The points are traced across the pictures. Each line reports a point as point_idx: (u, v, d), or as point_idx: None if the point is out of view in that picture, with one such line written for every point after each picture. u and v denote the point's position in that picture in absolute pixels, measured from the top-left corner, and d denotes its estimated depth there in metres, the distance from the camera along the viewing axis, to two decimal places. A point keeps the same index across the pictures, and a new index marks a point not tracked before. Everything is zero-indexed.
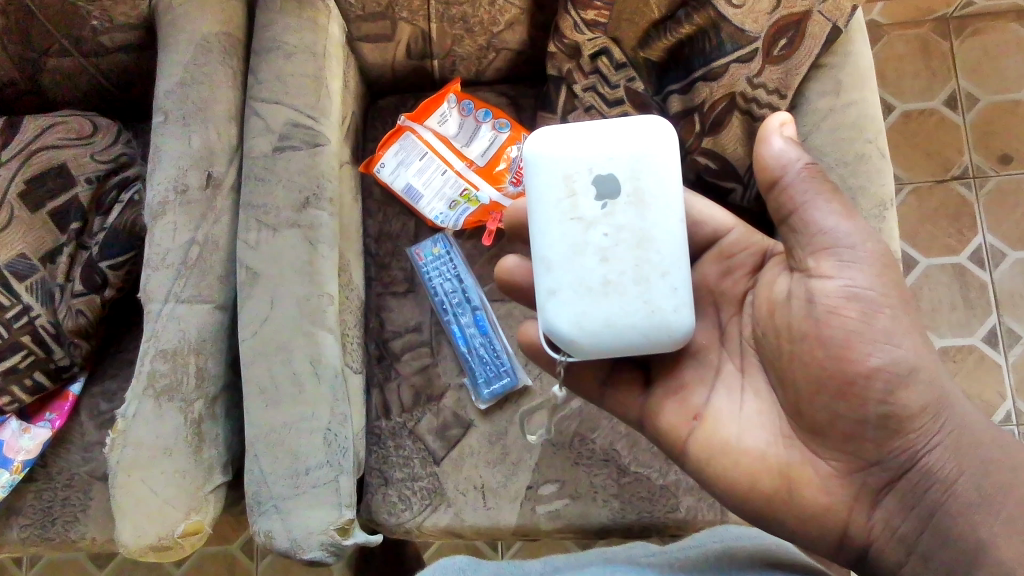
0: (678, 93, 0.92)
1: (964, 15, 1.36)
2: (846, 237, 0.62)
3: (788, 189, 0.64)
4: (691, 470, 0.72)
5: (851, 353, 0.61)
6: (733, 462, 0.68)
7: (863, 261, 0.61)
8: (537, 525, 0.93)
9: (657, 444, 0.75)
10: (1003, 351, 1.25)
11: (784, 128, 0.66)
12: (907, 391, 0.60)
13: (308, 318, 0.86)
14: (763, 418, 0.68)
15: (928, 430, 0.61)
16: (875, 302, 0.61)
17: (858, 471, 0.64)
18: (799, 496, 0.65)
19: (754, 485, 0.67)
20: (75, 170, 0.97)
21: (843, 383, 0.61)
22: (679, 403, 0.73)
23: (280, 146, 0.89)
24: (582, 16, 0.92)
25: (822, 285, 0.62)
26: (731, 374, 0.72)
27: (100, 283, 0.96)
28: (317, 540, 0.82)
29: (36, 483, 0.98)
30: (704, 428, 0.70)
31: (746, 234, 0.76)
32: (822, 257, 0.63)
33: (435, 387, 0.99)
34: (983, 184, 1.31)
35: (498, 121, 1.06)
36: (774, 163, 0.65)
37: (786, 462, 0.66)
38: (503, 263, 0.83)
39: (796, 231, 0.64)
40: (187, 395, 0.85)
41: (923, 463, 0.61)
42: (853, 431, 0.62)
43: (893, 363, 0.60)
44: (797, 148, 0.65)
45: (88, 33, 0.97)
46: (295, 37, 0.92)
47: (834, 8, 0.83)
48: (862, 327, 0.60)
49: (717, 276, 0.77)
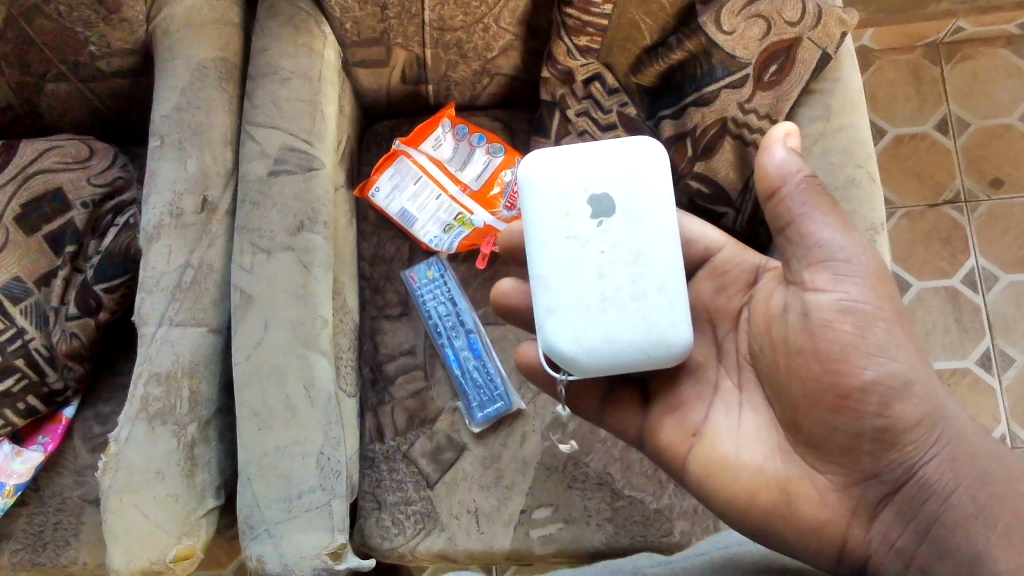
0: (671, 119, 0.94)
1: (953, 41, 1.38)
2: (841, 251, 0.62)
3: (785, 201, 0.64)
4: (689, 488, 0.71)
5: (845, 366, 0.61)
6: (732, 477, 0.67)
7: (857, 275, 0.62)
8: (531, 550, 0.93)
9: (657, 461, 0.74)
10: (997, 374, 1.26)
11: (788, 138, 0.66)
12: (902, 404, 0.61)
13: (302, 342, 0.86)
14: (761, 434, 0.68)
15: (923, 443, 0.61)
16: (870, 316, 0.61)
17: (856, 485, 0.64)
18: (798, 511, 0.65)
19: (753, 499, 0.66)
20: (71, 194, 0.98)
21: (838, 396, 0.61)
22: (677, 420, 0.72)
23: (275, 170, 0.90)
24: (575, 42, 0.93)
25: (817, 298, 0.62)
26: (729, 391, 0.72)
27: (94, 307, 0.96)
28: (309, 565, 0.82)
29: (28, 507, 0.98)
30: (703, 445, 0.70)
31: (737, 251, 0.77)
32: (818, 270, 0.63)
33: (429, 410, 0.99)
34: (975, 208, 1.32)
35: (492, 145, 1.07)
36: (775, 173, 0.65)
37: (784, 476, 0.66)
38: (499, 287, 0.84)
39: (792, 243, 0.64)
40: (180, 418, 0.84)
41: (920, 476, 0.61)
42: (849, 445, 0.62)
43: (888, 376, 0.60)
44: (798, 159, 0.65)
45: (86, 58, 0.98)
46: (291, 62, 0.93)
47: (823, 35, 0.85)
48: (856, 341, 0.61)
49: (712, 292, 0.77)
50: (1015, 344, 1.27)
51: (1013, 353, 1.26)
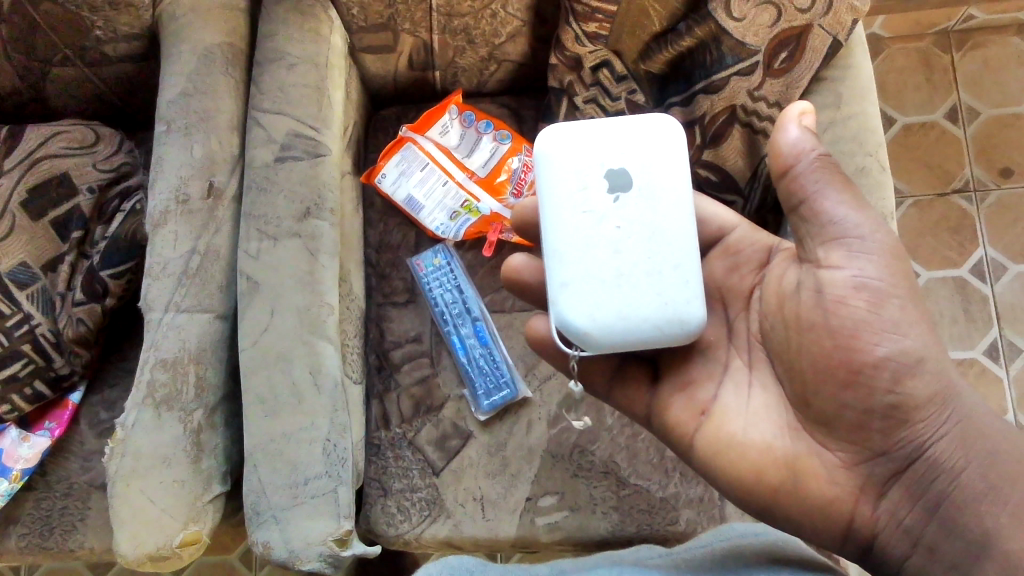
0: (679, 106, 0.93)
1: (965, 29, 1.37)
2: (855, 228, 0.62)
3: (799, 178, 0.64)
4: (696, 466, 0.71)
5: (857, 343, 0.61)
6: (739, 455, 0.67)
7: (872, 252, 0.61)
8: (536, 537, 0.93)
9: (664, 440, 0.74)
10: (1004, 365, 1.25)
11: (804, 116, 0.65)
12: (914, 380, 0.60)
13: (308, 328, 0.86)
14: (770, 411, 0.68)
15: (934, 420, 0.61)
16: (884, 292, 0.60)
17: (864, 462, 0.63)
18: (806, 488, 0.64)
19: (760, 477, 0.66)
20: (77, 179, 0.97)
21: (849, 372, 0.61)
22: (686, 399, 0.72)
23: (282, 156, 0.90)
24: (583, 28, 0.92)
25: (831, 275, 0.62)
26: (739, 369, 0.71)
27: (100, 292, 0.96)
28: (315, 551, 0.82)
29: (35, 492, 0.98)
30: (711, 424, 0.69)
31: (751, 230, 0.76)
32: (832, 247, 0.63)
33: (435, 397, 0.99)
34: (984, 198, 1.31)
35: (499, 132, 1.06)
36: (789, 151, 0.64)
37: (792, 453, 0.65)
38: (510, 263, 0.83)
39: (806, 221, 0.64)
40: (186, 405, 0.84)
41: (930, 453, 0.61)
42: (858, 422, 0.62)
43: (901, 353, 0.60)
44: (813, 138, 0.64)
45: (91, 43, 0.97)
46: (297, 48, 0.92)
47: (835, 22, 0.83)
48: (870, 318, 0.60)
49: (724, 271, 0.76)
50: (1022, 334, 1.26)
51: (1021, 343, 1.26)
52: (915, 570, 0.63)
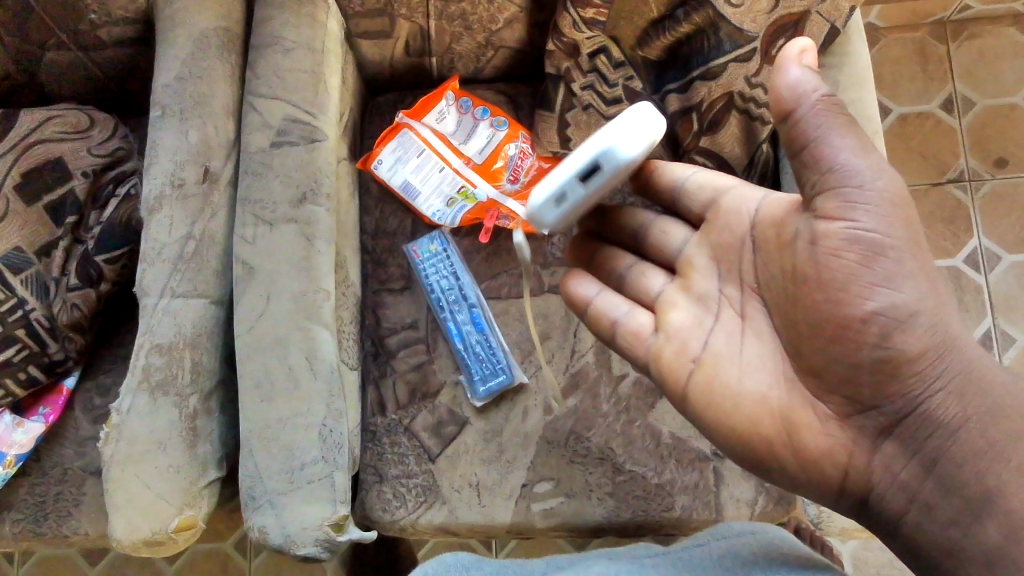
0: (677, 92, 0.92)
1: (961, 19, 1.37)
2: (855, 177, 0.59)
3: (797, 125, 0.60)
4: (689, 413, 0.72)
5: (848, 296, 0.60)
6: (733, 404, 0.68)
7: (871, 201, 0.59)
8: (532, 523, 0.93)
9: (657, 386, 0.75)
10: (997, 354, 1.26)
11: (803, 56, 0.61)
12: (906, 335, 0.59)
13: (305, 314, 0.86)
14: (765, 361, 0.68)
15: (930, 374, 0.60)
16: (880, 244, 0.58)
17: (857, 415, 0.63)
18: (798, 436, 0.65)
19: (754, 426, 0.67)
20: (72, 163, 0.97)
21: (838, 326, 0.60)
22: (677, 346, 0.72)
23: (278, 141, 0.89)
24: (581, 14, 0.91)
25: (827, 226, 0.60)
26: (731, 319, 0.71)
27: (95, 277, 0.95)
28: (312, 536, 0.82)
29: (29, 478, 0.98)
30: (702, 371, 0.70)
31: (745, 187, 0.72)
32: (829, 197, 0.60)
33: (431, 384, 0.99)
34: (979, 188, 1.32)
35: (496, 119, 1.06)
36: (788, 95, 0.60)
37: (785, 404, 0.66)
38: None
39: (804, 168, 0.61)
40: (182, 390, 0.84)
41: (926, 408, 0.60)
42: (849, 376, 0.62)
43: (892, 307, 0.59)
44: (814, 79, 0.60)
45: (86, 27, 0.97)
46: (294, 32, 0.92)
47: (833, 8, 0.84)
48: (860, 271, 0.59)
49: (719, 228, 0.73)
50: (1016, 324, 1.27)
51: (1014, 333, 1.26)
52: (913, 524, 0.62)
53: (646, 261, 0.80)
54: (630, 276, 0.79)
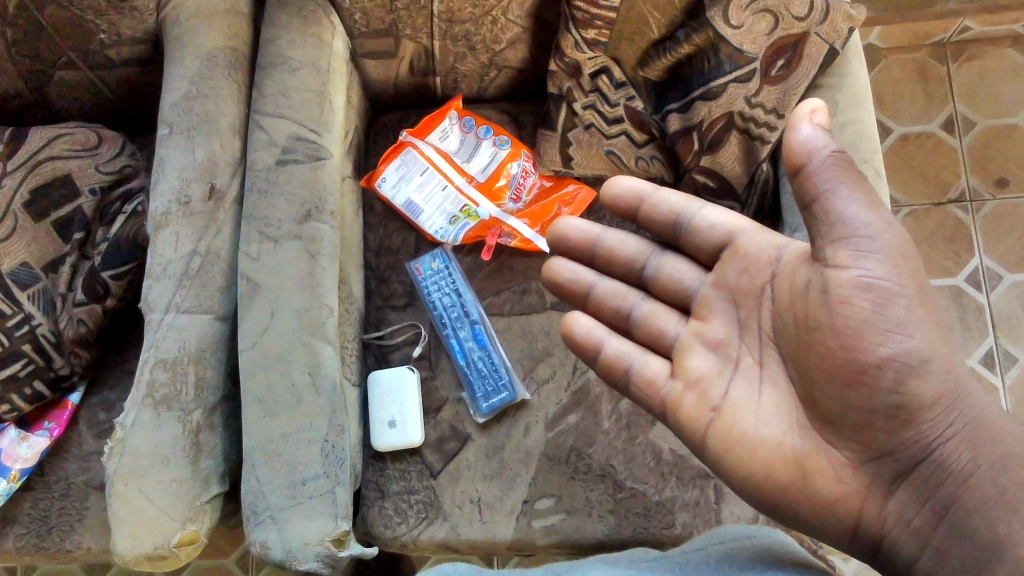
0: (677, 112, 0.94)
1: (961, 41, 1.38)
2: (865, 228, 0.60)
3: (812, 177, 0.61)
4: (707, 463, 0.71)
5: (862, 343, 0.60)
6: (750, 452, 0.67)
7: (881, 252, 0.60)
8: (533, 540, 0.93)
9: (677, 436, 0.73)
10: (999, 373, 1.25)
11: (815, 114, 0.62)
12: (918, 381, 0.60)
13: (308, 330, 0.86)
14: (780, 410, 0.68)
15: (941, 421, 0.60)
16: (890, 293, 0.60)
17: (871, 461, 0.63)
18: (813, 485, 0.65)
19: (769, 474, 0.66)
20: (79, 180, 0.98)
21: (853, 372, 0.61)
22: (697, 395, 0.72)
23: (283, 159, 0.91)
24: (583, 35, 0.93)
25: (837, 275, 0.61)
26: (750, 367, 0.71)
27: (101, 292, 0.97)
28: (312, 551, 0.82)
29: (33, 492, 0.98)
30: (721, 420, 0.69)
31: (758, 232, 0.72)
32: (839, 247, 0.61)
33: (433, 400, 1.00)
34: (980, 208, 1.32)
35: (498, 138, 1.07)
36: (801, 149, 0.61)
37: (801, 451, 0.65)
38: (552, 267, 0.84)
39: (816, 220, 0.62)
40: (185, 405, 0.85)
41: (937, 454, 0.61)
42: (863, 422, 0.62)
43: (905, 354, 0.59)
44: (826, 136, 0.61)
45: (96, 46, 0.99)
46: (299, 52, 0.93)
47: (832, 30, 0.84)
48: (873, 317, 0.60)
49: (734, 275, 0.73)
50: (1017, 343, 1.27)
51: (1016, 352, 1.26)
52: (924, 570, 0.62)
53: (656, 300, 0.80)
54: (642, 316, 0.80)
